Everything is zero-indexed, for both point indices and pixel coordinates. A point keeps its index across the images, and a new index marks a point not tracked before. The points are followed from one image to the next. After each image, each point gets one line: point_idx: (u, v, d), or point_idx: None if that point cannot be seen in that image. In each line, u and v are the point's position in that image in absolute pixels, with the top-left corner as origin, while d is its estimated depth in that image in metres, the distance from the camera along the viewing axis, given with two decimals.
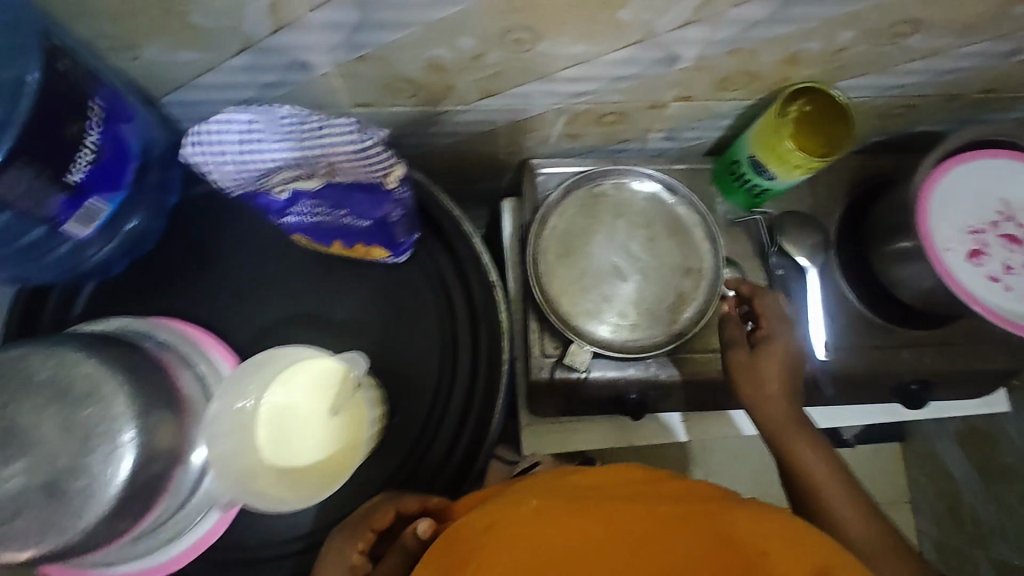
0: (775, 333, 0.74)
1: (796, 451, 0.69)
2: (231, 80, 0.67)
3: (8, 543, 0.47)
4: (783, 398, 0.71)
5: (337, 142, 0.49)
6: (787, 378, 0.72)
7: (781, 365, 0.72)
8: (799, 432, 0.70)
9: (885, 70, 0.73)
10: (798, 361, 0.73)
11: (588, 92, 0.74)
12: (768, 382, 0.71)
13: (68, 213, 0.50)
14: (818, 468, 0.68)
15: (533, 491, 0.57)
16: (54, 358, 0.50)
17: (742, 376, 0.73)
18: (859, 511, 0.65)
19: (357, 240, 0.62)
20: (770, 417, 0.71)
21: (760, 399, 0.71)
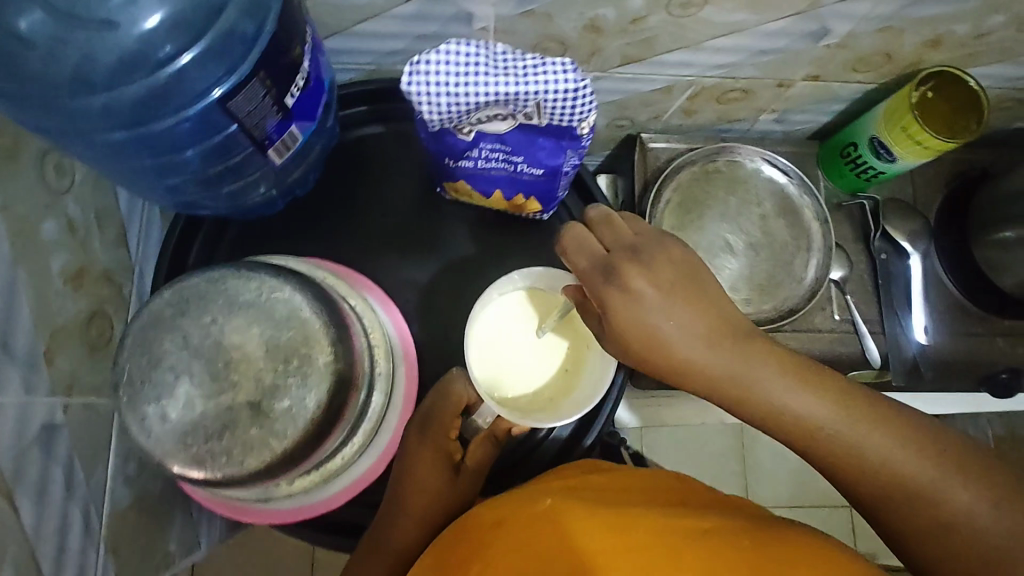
0: (640, 279, 0.46)
1: (834, 425, 0.46)
2: (386, 29, 0.62)
3: (212, 462, 0.47)
4: (770, 365, 0.47)
5: (552, 80, 0.50)
6: (739, 334, 0.48)
7: (698, 305, 0.47)
8: (820, 402, 0.47)
9: (1015, 58, 0.76)
10: (716, 298, 0.48)
11: (726, 64, 0.73)
12: (714, 353, 0.47)
13: (275, 137, 0.53)
14: (870, 435, 0.46)
15: (554, 490, 0.56)
16: (252, 281, 0.50)
17: (663, 361, 0.48)
18: (932, 462, 0.45)
19: (521, 190, 0.63)
20: (788, 402, 0.47)
21: (750, 377, 0.47)
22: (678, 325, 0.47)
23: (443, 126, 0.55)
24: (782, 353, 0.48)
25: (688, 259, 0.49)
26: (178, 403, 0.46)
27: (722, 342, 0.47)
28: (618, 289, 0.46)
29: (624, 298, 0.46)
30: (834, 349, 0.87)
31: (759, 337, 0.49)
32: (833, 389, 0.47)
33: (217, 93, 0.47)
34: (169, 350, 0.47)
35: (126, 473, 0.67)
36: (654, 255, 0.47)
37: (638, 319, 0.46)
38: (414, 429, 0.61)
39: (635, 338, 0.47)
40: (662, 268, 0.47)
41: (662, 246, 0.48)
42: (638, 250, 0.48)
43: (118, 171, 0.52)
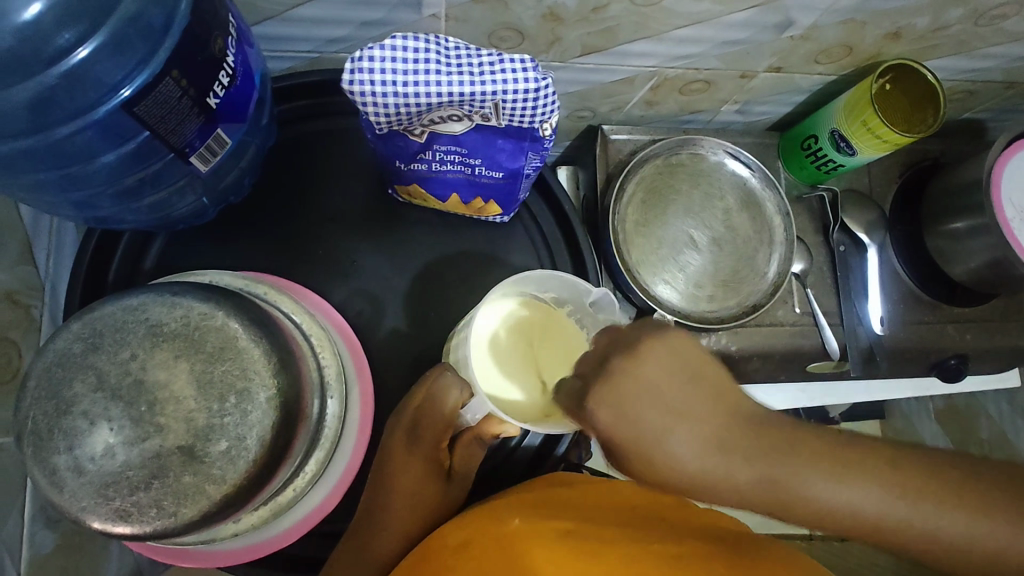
0: (641, 406, 0.43)
1: (884, 509, 0.43)
2: (322, 16, 0.55)
3: (139, 515, 0.41)
4: (809, 460, 0.43)
5: (511, 79, 0.46)
6: (763, 433, 0.44)
7: (709, 418, 0.43)
8: (852, 489, 0.43)
9: (970, 51, 0.76)
10: (727, 395, 0.44)
11: (689, 55, 0.69)
12: (746, 468, 0.43)
13: (197, 144, 0.47)
14: (921, 506, 0.43)
15: (525, 507, 0.55)
16: (178, 309, 0.45)
17: (680, 485, 0.44)
18: (982, 511, 0.43)
19: (479, 193, 0.59)
20: (823, 492, 0.43)
21: (793, 484, 0.43)
22: (694, 450, 0.43)
23: (392, 127, 0.51)
24: (812, 440, 0.44)
25: (695, 358, 0.45)
26: (96, 453, 0.41)
27: (748, 447, 0.43)
28: (613, 417, 0.43)
29: (613, 419, 0.43)
30: (793, 342, 0.87)
31: (783, 423, 0.45)
32: (877, 463, 0.43)
33: (124, 94, 0.41)
34: (81, 392, 0.41)
35: (44, 515, 0.61)
36: (643, 352, 0.44)
37: (643, 444, 0.43)
38: (401, 438, 0.57)
39: (649, 469, 0.44)
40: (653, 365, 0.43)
41: (650, 346, 0.44)
42: (623, 359, 0.44)
43: (12, 185, 0.44)
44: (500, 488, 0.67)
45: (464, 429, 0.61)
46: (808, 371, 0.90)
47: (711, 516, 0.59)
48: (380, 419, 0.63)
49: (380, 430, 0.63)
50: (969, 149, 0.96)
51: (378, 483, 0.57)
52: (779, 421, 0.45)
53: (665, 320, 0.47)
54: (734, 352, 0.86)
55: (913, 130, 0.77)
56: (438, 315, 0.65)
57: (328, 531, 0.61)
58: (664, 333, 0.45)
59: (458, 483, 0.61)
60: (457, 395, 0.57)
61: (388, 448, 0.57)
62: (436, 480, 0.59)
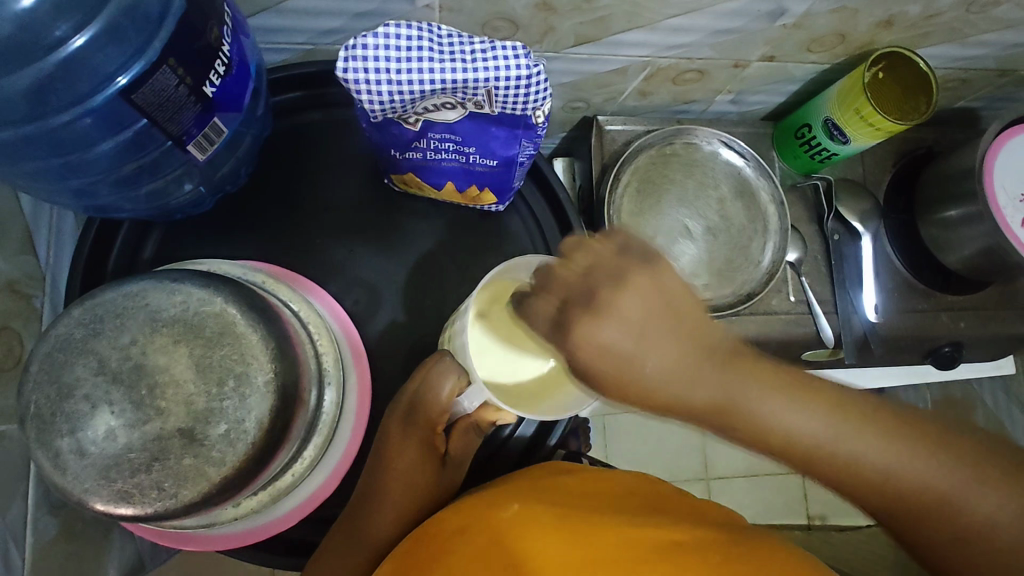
0: (610, 323, 0.41)
1: (826, 440, 0.44)
2: (316, 7, 0.55)
3: (141, 497, 0.42)
4: (762, 383, 0.44)
5: (504, 66, 0.47)
6: (723, 359, 0.43)
7: (677, 340, 0.42)
8: (803, 422, 0.44)
9: (962, 39, 0.76)
10: (702, 326, 0.43)
11: (683, 44, 0.70)
12: (704, 387, 0.43)
13: (195, 132, 0.48)
14: (860, 441, 0.44)
15: (525, 492, 0.56)
16: (177, 294, 0.45)
17: (640, 398, 0.43)
18: (913, 453, 0.44)
19: (474, 181, 0.59)
20: (773, 418, 0.43)
21: (743, 402, 0.43)
22: (658, 365, 0.42)
23: (387, 116, 0.51)
24: (770, 370, 0.44)
25: (677, 290, 0.43)
26: (98, 436, 0.41)
27: (710, 371, 0.43)
28: (587, 336, 0.41)
29: (596, 356, 0.42)
30: (788, 330, 0.88)
31: (742, 352, 0.44)
32: (824, 398, 0.44)
33: (120, 83, 0.41)
34: (83, 377, 0.42)
35: (47, 504, 0.62)
36: (628, 284, 0.42)
37: (609, 368, 0.42)
38: (397, 422, 0.59)
39: (604, 381, 0.43)
40: (630, 299, 0.41)
41: (632, 274, 0.42)
42: (608, 286, 0.42)
43: (11, 173, 0.45)
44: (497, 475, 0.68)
45: (459, 418, 0.61)
46: (803, 359, 0.90)
47: (707, 503, 0.60)
48: (377, 406, 0.64)
49: (378, 418, 0.64)
50: (963, 137, 0.96)
51: (376, 466, 0.58)
52: (743, 353, 0.44)
53: (649, 246, 0.44)
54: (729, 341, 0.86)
55: (905, 118, 0.77)
56: (435, 304, 0.66)
57: (328, 516, 0.62)
58: (648, 265, 0.43)
59: (453, 469, 0.61)
60: (452, 381, 0.58)
61: (384, 432, 0.59)
62: (432, 464, 0.60)
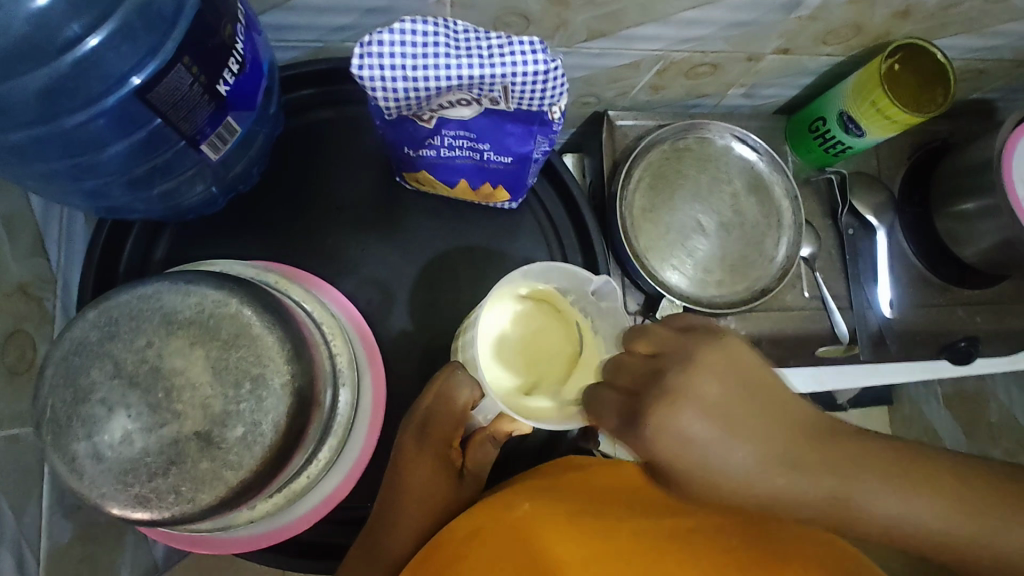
0: (696, 414, 0.40)
1: (951, 526, 0.40)
2: (327, 4, 0.54)
3: (158, 501, 0.42)
4: (871, 466, 0.41)
5: (521, 61, 0.46)
6: (822, 436, 0.42)
7: (762, 428, 0.41)
8: (926, 509, 0.40)
9: (980, 29, 0.75)
10: (787, 406, 0.42)
11: (697, 37, 0.69)
12: (806, 481, 0.40)
13: (208, 132, 0.47)
14: (990, 526, 0.40)
15: (538, 492, 0.56)
16: (192, 296, 0.45)
17: (727, 494, 0.41)
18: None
19: (487, 179, 0.59)
20: (887, 508, 0.41)
21: (854, 491, 0.40)
22: (747, 457, 0.40)
23: (401, 113, 0.50)
24: (872, 450, 0.42)
25: (752, 365, 0.42)
26: (115, 440, 0.41)
27: (808, 458, 0.41)
28: (663, 431, 0.40)
29: (676, 448, 0.40)
30: (802, 326, 0.87)
31: (844, 431, 0.43)
32: (944, 481, 0.41)
33: (134, 81, 0.41)
34: (98, 380, 0.42)
35: (62, 506, 0.62)
36: (698, 367, 0.41)
37: (705, 468, 0.40)
38: (411, 439, 0.57)
39: (696, 483, 0.41)
40: (704, 386, 0.41)
41: (700, 356, 0.41)
42: (677, 373, 0.41)
43: (25, 175, 0.44)
44: (512, 473, 0.67)
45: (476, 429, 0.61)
46: (819, 356, 0.89)
47: None
48: (392, 406, 0.64)
49: (392, 418, 0.63)
50: (978, 130, 0.95)
51: (391, 479, 0.57)
52: (842, 431, 0.42)
53: (709, 324, 0.45)
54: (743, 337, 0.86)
55: (922, 110, 0.76)
56: (448, 303, 0.65)
57: (344, 517, 0.62)
58: (716, 342, 0.43)
59: (469, 482, 0.61)
60: (468, 393, 0.57)
61: (398, 450, 0.57)
62: (448, 476, 0.59)
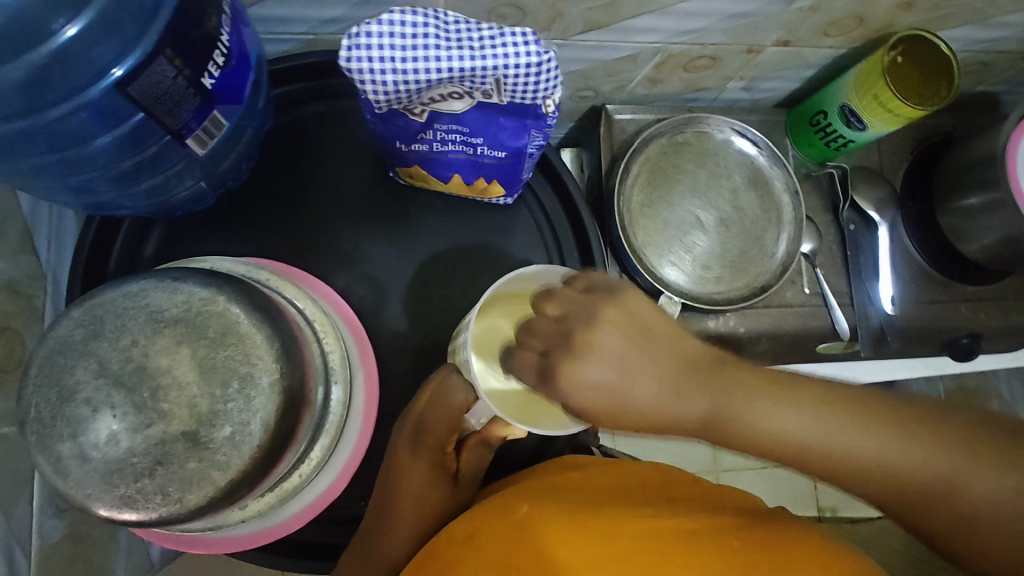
0: (593, 360, 0.43)
1: (822, 439, 0.43)
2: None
3: (145, 502, 0.41)
4: (746, 388, 0.44)
5: (513, 53, 0.45)
6: (707, 369, 0.45)
7: (656, 360, 0.44)
8: (810, 426, 0.43)
9: (985, 20, 0.74)
10: (675, 342, 0.46)
11: (694, 29, 0.68)
12: (689, 400, 0.44)
13: (194, 126, 0.46)
14: (857, 433, 0.43)
15: (529, 493, 0.55)
16: (178, 293, 0.44)
17: (631, 424, 0.45)
18: (915, 437, 0.43)
19: (482, 174, 0.58)
20: (775, 424, 0.44)
21: (733, 408, 0.44)
22: (643, 388, 0.44)
23: (391, 107, 0.49)
24: (754, 374, 0.45)
25: (641, 309, 0.45)
26: (101, 439, 0.40)
27: (694, 387, 0.44)
28: (573, 378, 0.43)
29: (585, 393, 0.43)
30: (802, 322, 0.86)
31: (732, 364, 0.46)
32: (812, 393, 0.44)
33: (116, 75, 0.40)
34: (83, 379, 0.41)
35: (54, 505, 0.61)
36: (602, 318, 0.44)
37: (607, 402, 0.43)
38: (405, 445, 0.57)
39: (604, 416, 0.45)
40: (604, 329, 0.44)
41: (603, 308, 0.44)
42: (579, 329, 0.44)
43: (8, 170, 0.44)
44: (508, 472, 0.67)
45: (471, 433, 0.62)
46: (818, 352, 0.89)
47: (722, 490, 0.59)
48: (385, 405, 0.63)
49: (386, 417, 0.62)
50: (982, 123, 0.94)
51: (387, 485, 0.57)
52: (721, 360, 0.46)
53: (612, 281, 0.47)
54: (742, 334, 0.85)
55: (924, 103, 0.75)
56: (443, 301, 0.64)
57: (338, 517, 0.62)
58: (613, 296, 0.46)
59: (465, 485, 0.60)
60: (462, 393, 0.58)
61: (392, 454, 0.57)
62: (443, 481, 0.58)
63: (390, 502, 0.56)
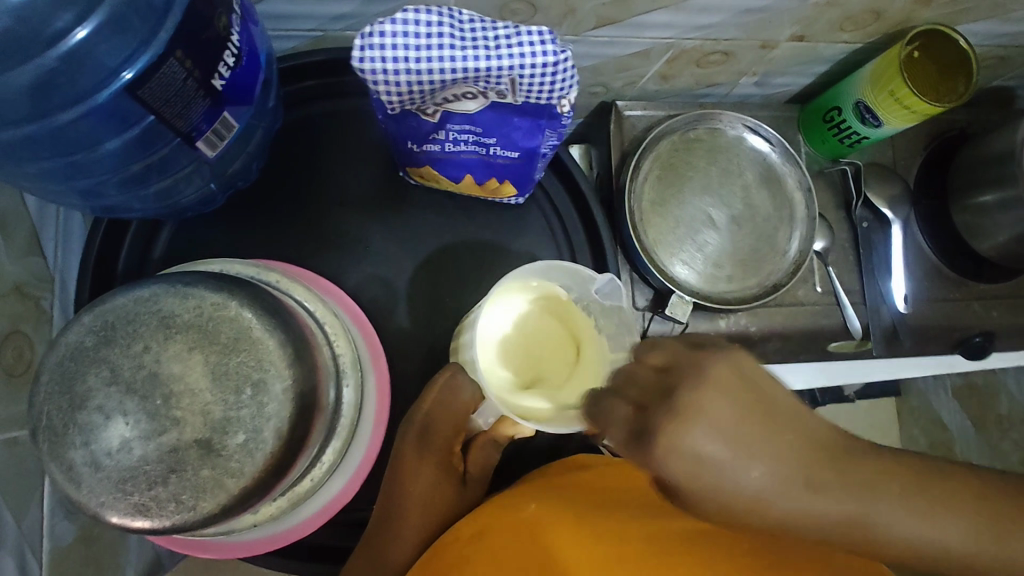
0: (707, 434, 0.38)
1: (959, 544, 0.39)
2: None
3: (159, 509, 0.41)
4: (885, 487, 0.40)
5: (529, 53, 0.44)
6: (835, 453, 0.40)
7: (780, 446, 0.39)
8: (960, 533, 0.39)
9: (1004, 14, 0.72)
10: (798, 419, 0.40)
11: (710, 24, 0.66)
12: (824, 502, 0.39)
13: (204, 128, 0.45)
14: (1021, 549, 0.39)
15: (536, 490, 0.55)
16: (190, 299, 0.44)
17: (749, 518, 0.40)
18: None
19: (494, 174, 0.57)
20: (908, 528, 0.39)
21: (867, 511, 0.39)
22: (766, 477, 0.39)
23: (404, 107, 0.49)
24: (896, 468, 0.40)
25: (753, 368, 0.41)
26: (113, 447, 0.40)
27: (827, 482, 0.39)
28: (675, 448, 0.38)
29: (689, 468, 0.38)
30: (814, 321, 0.85)
31: (856, 448, 0.41)
32: (961, 498, 0.40)
33: (125, 77, 0.39)
34: (95, 386, 0.40)
35: (64, 508, 0.61)
36: (711, 383, 0.39)
37: (720, 488, 0.38)
38: (411, 443, 0.56)
39: (713, 505, 0.39)
40: (722, 404, 0.38)
41: (711, 368, 0.39)
42: (689, 389, 0.39)
43: (17, 175, 0.43)
44: (520, 474, 0.66)
45: (478, 431, 0.62)
46: (829, 351, 0.88)
47: None
48: (396, 406, 0.62)
49: (397, 418, 0.62)
50: (997, 118, 0.93)
51: (392, 486, 0.56)
52: (851, 446, 0.41)
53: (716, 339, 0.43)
54: (753, 333, 0.84)
55: (940, 99, 0.74)
56: (454, 302, 0.64)
57: (350, 520, 0.62)
58: (718, 365, 0.40)
59: (472, 485, 0.61)
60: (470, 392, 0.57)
61: (398, 456, 0.57)
62: (450, 481, 0.59)
63: (395, 503, 0.56)
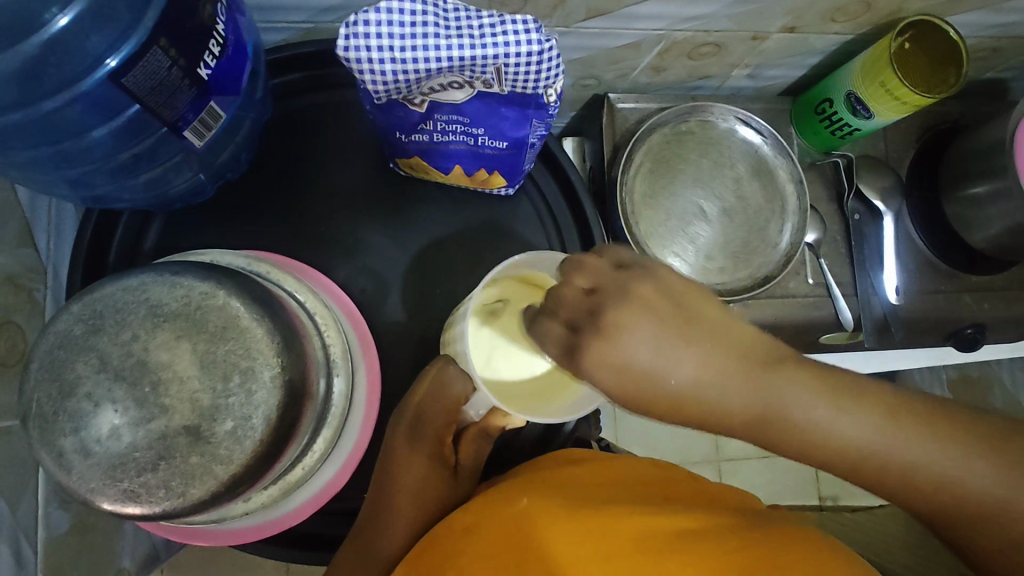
0: (632, 343, 0.40)
1: (875, 441, 0.41)
2: None
3: (148, 496, 0.41)
4: (800, 381, 0.42)
5: (514, 42, 0.44)
6: (761, 357, 0.42)
7: (707, 345, 0.41)
8: (869, 429, 0.41)
9: (994, 5, 0.72)
10: (719, 326, 0.42)
11: (699, 15, 0.66)
12: (737, 395, 0.42)
13: (191, 117, 0.46)
14: (919, 445, 0.41)
15: (529, 486, 0.55)
16: (179, 288, 0.44)
17: (673, 410, 0.42)
18: (969, 450, 0.41)
19: (483, 165, 0.57)
20: (824, 420, 0.41)
21: (783, 405, 0.42)
22: (688, 373, 0.41)
23: (391, 97, 0.49)
24: (817, 370, 0.43)
25: (682, 287, 0.43)
26: (102, 434, 0.40)
27: (743, 379, 0.41)
28: (603, 355, 0.41)
29: (620, 377, 0.41)
30: (806, 313, 0.85)
31: (785, 355, 0.43)
32: (873, 401, 0.42)
33: (111, 66, 0.40)
34: (84, 374, 0.41)
35: (58, 496, 0.62)
36: (635, 299, 0.41)
37: (641, 387, 0.41)
38: (403, 435, 0.57)
39: (637, 398, 0.42)
40: (643, 308, 0.41)
41: (636, 285, 0.42)
42: (615, 304, 0.41)
43: (6, 164, 0.43)
44: (511, 464, 0.67)
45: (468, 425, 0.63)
46: (820, 343, 0.88)
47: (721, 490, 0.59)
48: (387, 397, 0.63)
49: (388, 409, 0.63)
50: (990, 110, 0.93)
51: (384, 479, 0.56)
52: (779, 350, 0.43)
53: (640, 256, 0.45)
54: (745, 325, 0.85)
55: (931, 90, 0.74)
56: (445, 294, 0.64)
57: (342, 509, 0.62)
58: (650, 278, 0.42)
59: (465, 479, 0.61)
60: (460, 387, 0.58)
61: (391, 449, 0.57)
62: (443, 475, 0.59)
63: (387, 496, 0.56)
